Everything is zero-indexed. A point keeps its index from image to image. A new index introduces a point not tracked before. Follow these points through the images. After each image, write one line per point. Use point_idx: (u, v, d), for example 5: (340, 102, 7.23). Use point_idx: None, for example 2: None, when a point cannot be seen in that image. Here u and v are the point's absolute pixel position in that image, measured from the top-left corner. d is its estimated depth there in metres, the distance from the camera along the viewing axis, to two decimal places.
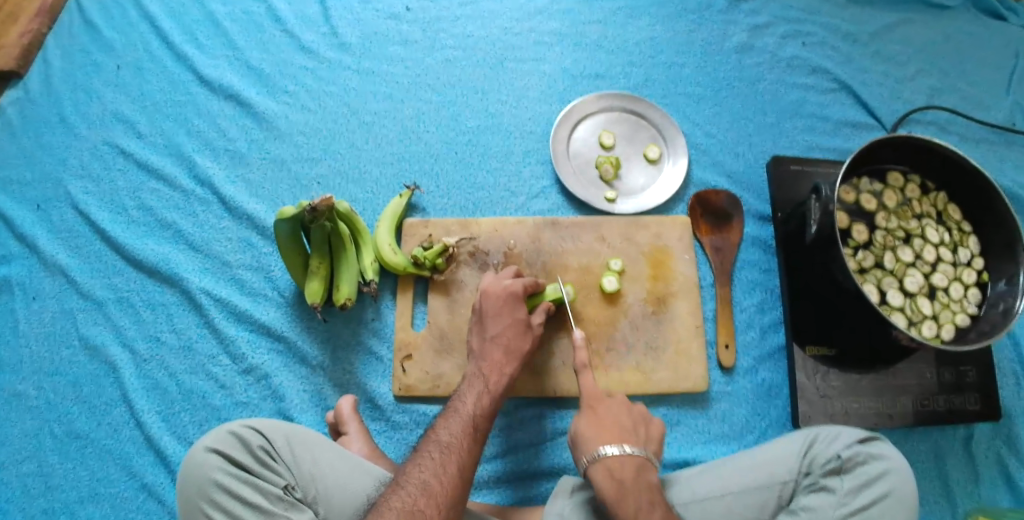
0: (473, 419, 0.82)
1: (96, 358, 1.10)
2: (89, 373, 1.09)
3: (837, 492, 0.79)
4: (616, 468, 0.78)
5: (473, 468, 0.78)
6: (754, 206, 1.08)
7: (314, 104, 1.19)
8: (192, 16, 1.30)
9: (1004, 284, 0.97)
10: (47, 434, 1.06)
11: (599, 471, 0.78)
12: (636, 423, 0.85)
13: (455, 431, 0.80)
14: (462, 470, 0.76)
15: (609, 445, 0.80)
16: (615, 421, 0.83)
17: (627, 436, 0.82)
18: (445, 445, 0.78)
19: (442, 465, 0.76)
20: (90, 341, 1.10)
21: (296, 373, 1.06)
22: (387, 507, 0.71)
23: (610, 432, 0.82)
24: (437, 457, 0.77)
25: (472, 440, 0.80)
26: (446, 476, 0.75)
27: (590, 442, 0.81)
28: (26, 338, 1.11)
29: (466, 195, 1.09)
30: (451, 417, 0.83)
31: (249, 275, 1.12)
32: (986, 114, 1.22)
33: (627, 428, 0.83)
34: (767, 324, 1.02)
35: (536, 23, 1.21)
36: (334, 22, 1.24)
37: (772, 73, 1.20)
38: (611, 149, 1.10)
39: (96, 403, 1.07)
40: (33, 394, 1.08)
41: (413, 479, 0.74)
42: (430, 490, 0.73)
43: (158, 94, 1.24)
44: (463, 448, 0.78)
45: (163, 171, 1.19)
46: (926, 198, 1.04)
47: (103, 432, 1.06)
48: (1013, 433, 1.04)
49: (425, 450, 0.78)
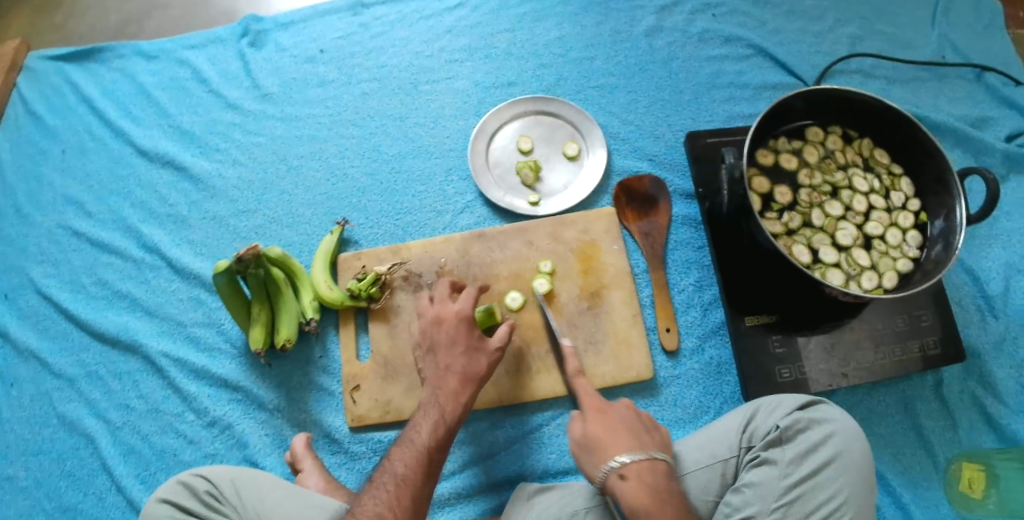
0: (428, 451, 0.80)
1: (74, 432, 1.13)
2: (70, 448, 1.13)
3: (778, 464, 0.76)
4: (645, 473, 0.74)
5: (426, 499, 0.78)
6: (679, 185, 1.08)
7: (244, 158, 1.23)
8: (126, 93, 1.35)
9: (941, 222, 0.93)
10: (41, 511, 1.10)
11: (627, 478, 0.74)
12: (648, 429, 0.80)
13: (409, 462, 0.79)
14: (413, 505, 0.76)
15: (629, 452, 0.75)
16: (625, 428, 0.79)
17: (642, 442, 0.77)
18: (399, 479, 0.77)
19: (393, 502, 0.75)
20: (66, 418, 1.14)
21: (257, 418, 1.09)
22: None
23: (622, 436, 0.78)
24: (389, 493, 0.76)
25: (425, 473, 0.78)
26: (396, 514, 0.75)
27: (607, 448, 0.77)
28: (10, 423, 1.15)
29: (395, 221, 1.11)
30: (406, 447, 0.80)
31: (203, 332, 1.16)
32: (914, 51, 1.19)
33: (639, 431, 0.79)
34: (706, 301, 1.01)
35: (446, 43, 1.23)
36: (255, 75, 1.29)
37: (684, 50, 1.19)
38: (529, 153, 1.11)
39: (80, 474, 1.11)
40: (23, 474, 1.12)
41: (364, 518, 0.74)
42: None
43: (102, 173, 1.30)
44: (415, 481, 0.77)
45: (114, 245, 1.24)
46: (850, 147, 1.01)
47: (90, 501, 1.09)
48: (986, 372, 0.99)
49: (378, 484, 0.78)
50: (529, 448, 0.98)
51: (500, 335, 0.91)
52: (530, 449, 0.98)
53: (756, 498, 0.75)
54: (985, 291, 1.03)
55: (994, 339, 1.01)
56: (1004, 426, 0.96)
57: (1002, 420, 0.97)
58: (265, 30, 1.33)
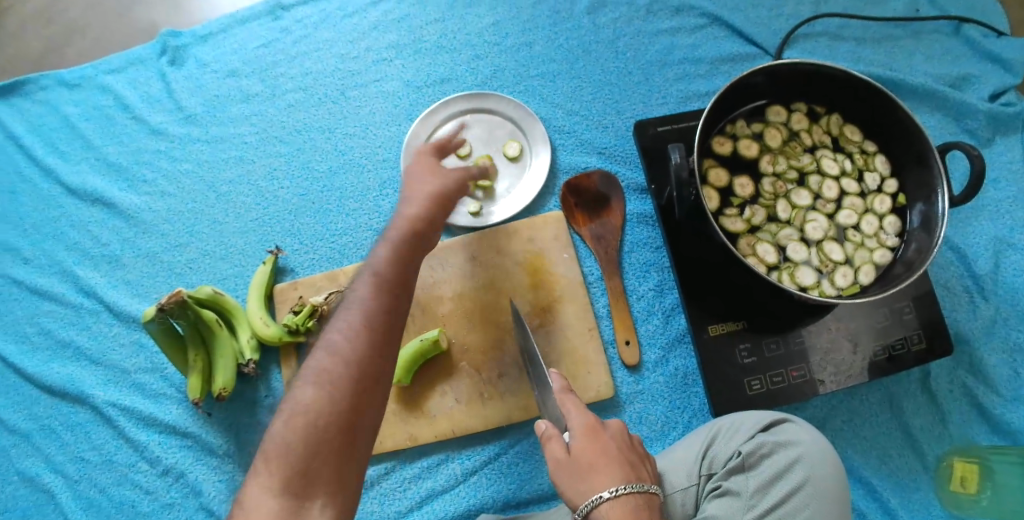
0: (404, 266, 0.69)
1: (33, 488, 1.07)
2: (34, 503, 1.06)
3: (741, 495, 0.69)
4: (639, 510, 0.67)
5: (406, 309, 0.68)
6: (631, 179, 0.99)
7: (173, 187, 1.15)
8: (50, 126, 1.27)
9: (922, 207, 0.83)
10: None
11: (617, 510, 0.66)
12: (641, 457, 0.74)
13: (381, 273, 0.68)
14: (393, 313, 0.66)
15: (625, 481, 0.68)
16: (621, 456, 0.71)
17: (637, 472, 0.70)
18: (369, 286, 0.66)
19: (367, 311, 0.65)
20: (25, 474, 1.08)
21: (208, 465, 1.03)
22: (303, 378, 0.63)
23: (619, 464, 0.70)
24: (363, 303, 0.65)
25: (402, 285, 0.68)
26: (366, 334, 0.64)
27: (601, 475, 0.69)
28: None
29: (330, 244, 1.04)
30: (377, 258, 0.69)
31: (148, 377, 1.10)
32: (882, 6, 1.08)
33: (634, 460, 0.72)
34: (669, 307, 0.93)
35: (372, 41, 1.14)
36: (176, 95, 1.20)
37: (630, 26, 1.09)
38: (468, 157, 1.02)
39: None
40: None
41: (337, 329, 0.64)
42: (352, 333, 0.64)
43: (35, 214, 1.22)
44: (383, 301, 0.66)
45: (52, 291, 1.16)
46: (817, 125, 0.92)
47: None
48: (977, 359, 0.92)
49: (348, 294, 0.67)
50: (488, 480, 0.91)
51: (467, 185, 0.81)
52: (488, 480, 0.91)
53: None
54: (973, 271, 0.94)
55: (985, 323, 0.92)
56: (999, 417, 0.89)
57: (997, 410, 0.89)
58: (183, 45, 1.23)
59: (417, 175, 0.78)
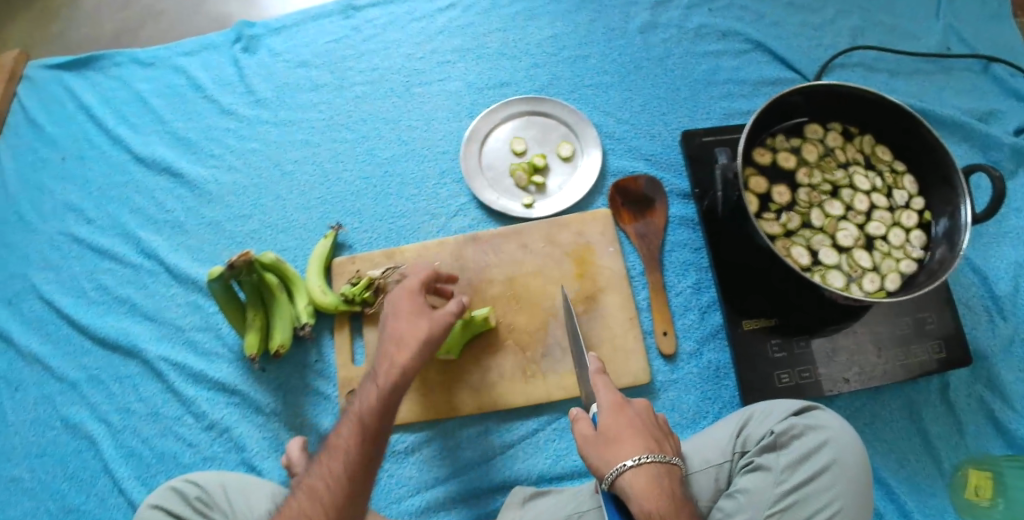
0: (365, 420, 0.77)
1: (77, 435, 1.13)
2: (73, 450, 1.12)
3: (773, 470, 0.74)
4: (660, 478, 0.71)
5: (370, 463, 0.75)
6: (676, 185, 1.07)
7: (239, 163, 1.23)
8: (123, 99, 1.35)
9: (945, 222, 0.90)
10: (43, 514, 1.09)
11: (640, 477, 0.70)
12: (664, 434, 0.78)
13: (346, 435, 0.77)
14: (354, 467, 0.74)
15: (648, 452, 0.73)
16: (645, 430, 0.76)
17: (660, 445, 0.75)
18: (334, 447, 0.76)
19: (330, 472, 0.74)
20: (69, 420, 1.13)
21: (253, 423, 1.08)
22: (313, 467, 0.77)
23: (641, 436, 0.75)
24: (328, 464, 0.75)
25: (364, 441, 0.76)
26: (361, 428, 0.77)
27: (626, 445, 0.73)
28: (14, 427, 1.14)
29: (389, 225, 1.11)
30: (347, 419, 0.79)
31: (201, 337, 1.16)
32: (917, 43, 1.16)
33: (657, 435, 0.76)
34: (705, 303, 0.99)
35: (438, 44, 1.22)
36: (249, 80, 1.28)
37: (680, 46, 1.17)
38: (524, 154, 1.09)
39: (83, 476, 1.10)
40: (28, 476, 1.11)
41: (306, 489, 0.74)
42: (319, 492, 0.73)
43: (102, 179, 1.30)
44: (378, 397, 0.79)
45: (114, 251, 1.23)
46: (851, 144, 0.99)
47: (92, 503, 1.08)
48: (994, 375, 0.97)
49: (320, 456, 0.77)
50: (525, 453, 0.96)
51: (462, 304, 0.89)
52: (525, 454, 0.96)
53: (749, 504, 0.73)
54: (993, 292, 1.00)
55: (1002, 342, 0.98)
56: (1013, 431, 0.94)
57: (1011, 424, 0.94)
58: (257, 35, 1.32)
59: (392, 314, 0.87)
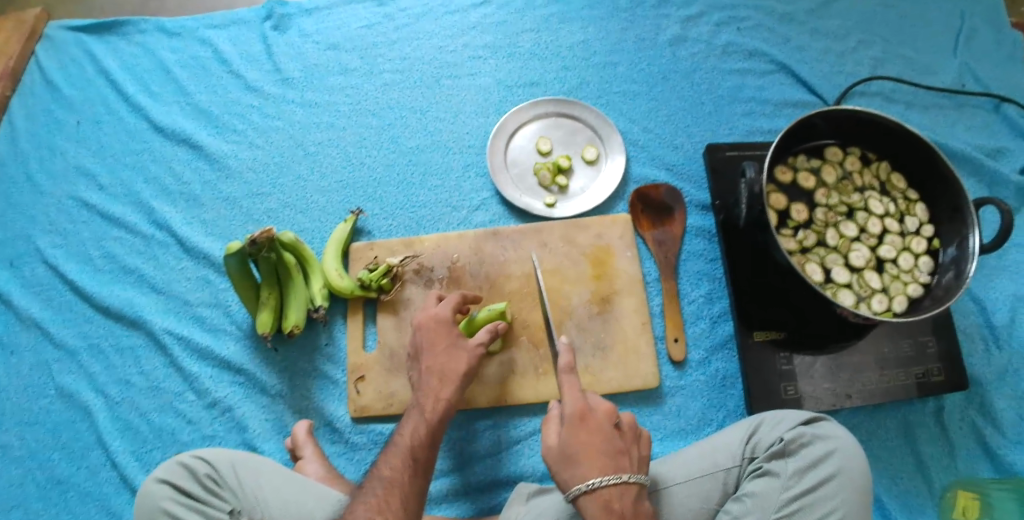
0: (414, 451, 0.81)
1: (72, 405, 1.12)
2: (67, 419, 1.11)
3: (780, 476, 0.76)
4: (614, 500, 0.73)
5: (419, 495, 0.78)
6: (695, 196, 1.09)
7: (260, 140, 1.23)
8: (144, 67, 1.34)
9: (954, 250, 0.93)
10: (32, 481, 1.07)
11: (593, 501, 0.73)
12: (629, 445, 0.78)
13: (396, 465, 0.80)
14: (408, 498, 0.77)
15: (603, 473, 0.74)
16: (602, 446, 0.76)
17: (618, 462, 0.75)
18: (386, 479, 0.78)
19: (386, 501, 0.76)
20: (65, 389, 1.12)
21: (258, 402, 1.08)
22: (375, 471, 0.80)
23: (599, 456, 0.75)
24: (381, 495, 0.76)
25: (414, 474, 0.79)
26: (424, 437, 0.82)
27: (582, 465, 0.75)
28: (8, 392, 1.13)
29: (410, 213, 1.11)
30: (392, 451, 0.82)
31: (210, 312, 1.15)
32: (934, 78, 1.19)
33: (617, 450, 0.76)
34: (716, 313, 1.01)
35: (470, 39, 1.23)
36: (276, 58, 1.29)
37: (707, 62, 1.20)
38: (549, 154, 1.11)
39: (74, 447, 1.09)
40: (16, 444, 1.10)
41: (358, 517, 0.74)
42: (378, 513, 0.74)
43: (117, 146, 1.29)
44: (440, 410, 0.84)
45: (125, 220, 1.22)
46: (868, 169, 1.02)
47: (83, 475, 1.07)
48: (987, 402, 1.00)
49: (368, 486, 0.78)
50: (530, 450, 0.97)
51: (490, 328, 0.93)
52: (530, 450, 0.97)
53: (757, 508, 0.75)
54: (991, 322, 1.04)
55: (996, 370, 1.01)
56: (1003, 457, 0.97)
57: (1001, 451, 0.97)
58: (288, 14, 1.33)
59: (428, 346, 0.89)
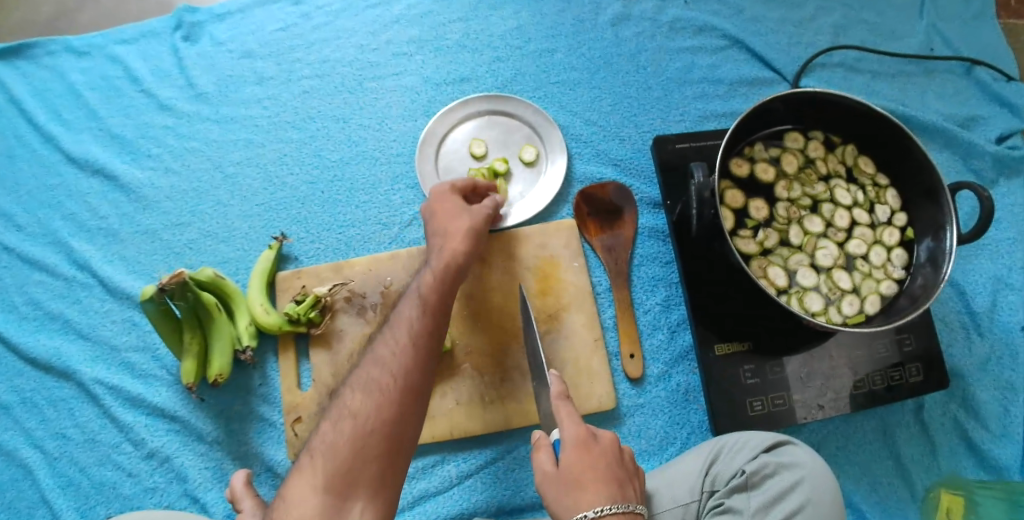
0: (429, 295, 0.75)
1: (13, 463, 1.03)
2: (8, 479, 1.03)
3: (743, 514, 0.69)
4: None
5: (435, 340, 0.73)
6: (645, 193, 1.00)
7: (177, 164, 1.14)
8: (55, 92, 1.23)
9: (930, 243, 0.85)
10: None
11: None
12: (629, 474, 0.72)
13: (410, 308, 0.74)
14: (420, 341, 0.71)
15: (612, 499, 0.67)
16: (608, 473, 0.70)
17: (624, 490, 0.69)
18: (398, 320, 0.74)
19: (399, 344, 0.71)
20: (2, 447, 1.04)
21: (195, 452, 1.01)
22: (347, 391, 0.70)
23: (605, 481, 0.69)
24: (393, 336, 0.72)
25: (432, 314, 0.74)
26: (408, 349, 0.71)
27: (589, 492, 0.67)
28: None
29: (337, 235, 1.02)
30: (407, 297, 0.76)
31: (138, 358, 1.07)
32: (898, 43, 1.10)
33: (622, 478, 0.70)
34: (674, 322, 0.93)
35: (394, 34, 1.13)
36: (189, 72, 1.18)
37: (653, 41, 1.10)
38: (483, 158, 1.02)
39: (20, 508, 1.01)
40: None
41: (373, 361, 0.71)
42: (383, 362, 0.70)
43: (32, 181, 1.18)
44: (423, 322, 0.73)
45: (45, 262, 1.12)
46: (832, 155, 0.93)
47: None
48: (969, 394, 0.93)
49: (382, 329, 0.74)
50: (482, 484, 0.90)
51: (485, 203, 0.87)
52: (482, 485, 0.90)
53: None
54: (970, 308, 0.96)
55: (978, 360, 0.94)
56: (987, 452, 0.91)
57: (985, 446, 0.91)
58: (199, 21, 1.22)
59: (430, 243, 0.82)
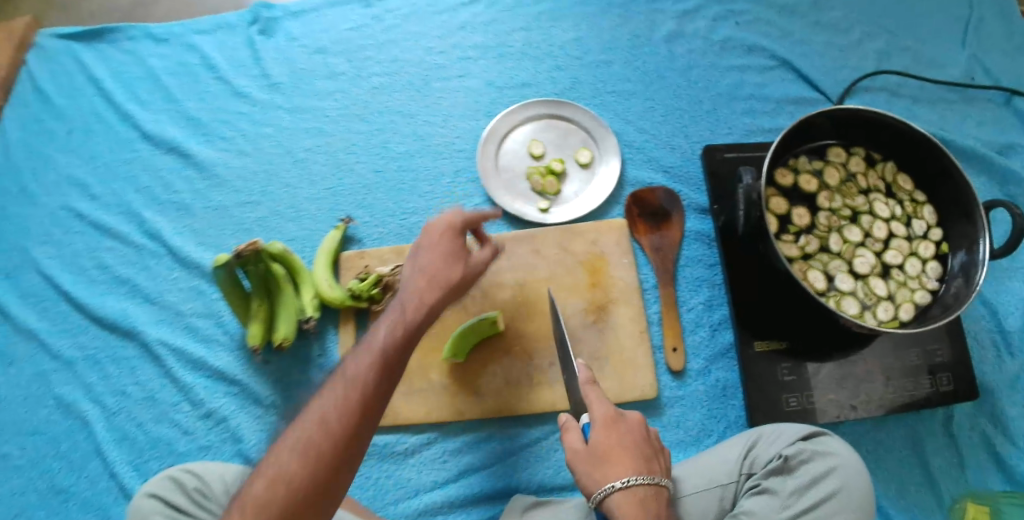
0: (388, 352, 0.69)
1: (71, 414, 1.11)
2: (66, 429, 1.10)
3: (778, 495, 0.73)
4: (648, 499, 0.69)
5: (382, 407, 0.68)
6: (693, 199, 1.05)
7: (250, 148, 1.21)
8: (135, 75, 1.32)
9: (963, 255, 0.89)
10: (32, 490, 1.07)
11: (626, 499, 0.68)
12: (655, 451, 0.76)
13: (364, 364, 0.68)
14: (367, 407, 0.66)
15: (639, 473, 0.71)
16: (635, 449, 0.73)
17: (651, 464, 0.72)
18: (371, 355, 0.69)
19: (345, 405, 0.66)
20: (63, 399, 1.11)
21: (252, 414, 1.07)
22: (303, 422, 0.66)
23: (632, 455, 0.72)
24: (341, 396, 0.66)
25: (385, 376, 0.68)
26: (364, 388, 0.67)
27: (615, 467, 0.71)
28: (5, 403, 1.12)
29: (400, 221, 1.09)
30: (362, 351, 0.70)
31: (202, 323, 1.14)
32: (940, 71, 1.15)
33: (648, 454, 0.74)
34: (716, 321, 0.98)
35: (460, 39, 1.20)
36: (264, 64, 1.26)
37: (705, 58, 1.16)
38: (541, 157, 1.08)
39: (72, 458, 1.08)
40: (17, 453, 1.09)
41: (313, 422, 0.65)
42: (347, 401, 0.66)
43: (108, 155, 1.27)
44: (386, 359, 0.69)
45: (118, 230, 1.21)
46: (873, 170, 0.98)
47: (82, 486, 1.06)
48: (999, 410, 0.97)
49: (331, 384, 0.68)
50: (526, 462, 0.95)
51: (483, 257, 0.81)
52: (526, 462, 0.95)
53: None
54: (1002, 327, 1.00)
55: (1008, 377, 0.98)
56: (1014, 466, 0.93)
57: (1012, 461, 0.94)
58: (276, 17, 1.30)
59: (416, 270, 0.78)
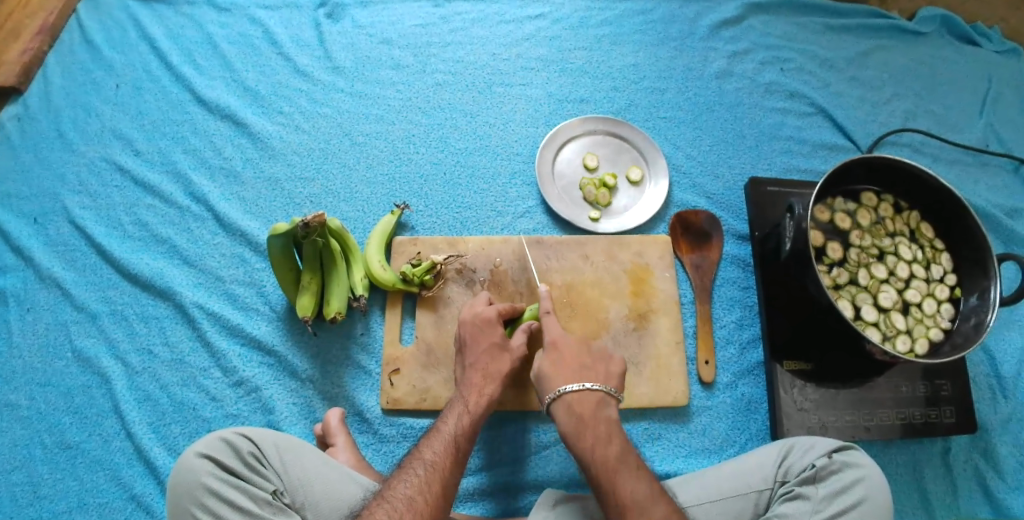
0: (455, 440, 0.84)
1: (89, 369, 1.07)
2: (82, 384, 1.06)
3: (811, 500, 0.79)
4: (575, 404, 0.85)
5: (453, 488, 0.80)
6: (733, 226, 1.13)
7: (307, 125, 1.24)
8: (191, 40, 1.35)
9: (975, 299, 0.98)
10: (38, 443, 1.02)
11: (559, 408, 0.86)
12: (595, 361, 0.90)
13: (438, 450, 0.82)
14: (443, 489, 0.78)
15: (569, 384, 0.87)
16: (571, 363, 0.89)
17: (582, 374, 0.88)
18: (472, 403, 0.89)
19: (427, 483, 0.78)
20: (83, 352, 1.08)
21: (286, 386, 1.05)
22: (424, 450, 0.83)
23: (569, 370, 0.88)
24: (421, 475, 0.79)
25: (454, 460, 0.82)
26: (468, 426, 0.86)
27: (552, 382, 0.88)
28: (21, 349, 1.08)
29: (454, 213, 1.14)
30: (434, 437, 0.84)
31: (242, 291, 1.12)
32: (959, 135, 1.26)
33: (586, 365, 0.89)
34: (746, 340, 1.05)
35: (523, 50, 1.28)
36: (329, 46, 1.30)
37: (750, 97, 1.25)
38: (595, 170, 1.15)
39: (87, 413, 1.04)
40: (26, 403, 1.05)
41: (398, 496, 0.76)
42: (457, 436, 0.85)
43: (156, 114, 1.28)
44: (485, 406, 0.89)
45: (160, 189, 1.20)
46: (899, 216, 1.07)
47: (94, 442, 1.02)
48: (991, 447, 1.05)
49: (410, 467, 0.80)
50: (558, 455, 0.99)
51: (520, 340, 0.96)
52: (558, 456, 0.99)
53: None
54: (998, 372, 1.09)
55: (1002, 419, 1.07)
56: (1002, 501, 1.01)
57: (1000, 495, 1.01)
58: (344, 5, 1.35)
59: (472, 344, 0.95)
